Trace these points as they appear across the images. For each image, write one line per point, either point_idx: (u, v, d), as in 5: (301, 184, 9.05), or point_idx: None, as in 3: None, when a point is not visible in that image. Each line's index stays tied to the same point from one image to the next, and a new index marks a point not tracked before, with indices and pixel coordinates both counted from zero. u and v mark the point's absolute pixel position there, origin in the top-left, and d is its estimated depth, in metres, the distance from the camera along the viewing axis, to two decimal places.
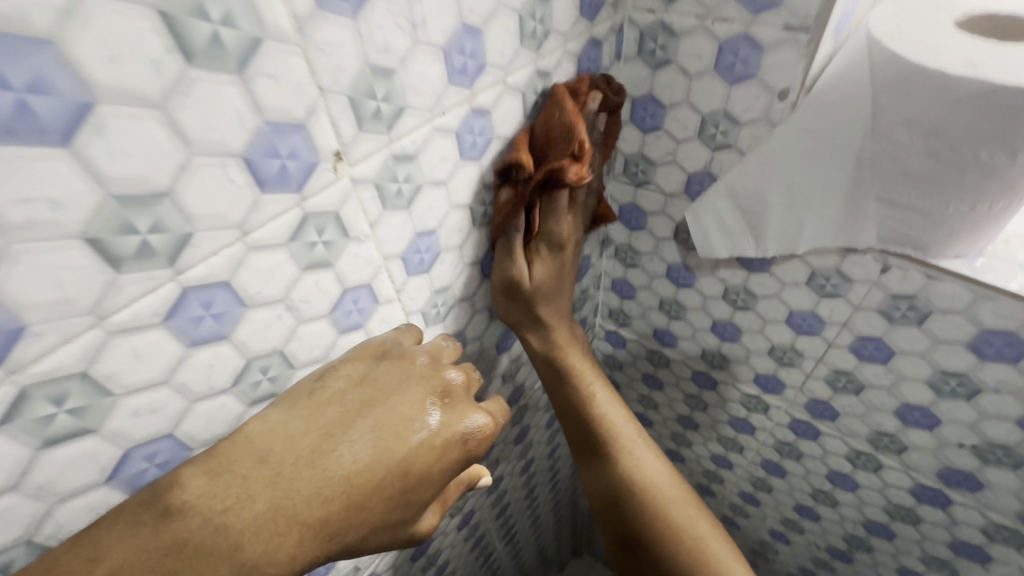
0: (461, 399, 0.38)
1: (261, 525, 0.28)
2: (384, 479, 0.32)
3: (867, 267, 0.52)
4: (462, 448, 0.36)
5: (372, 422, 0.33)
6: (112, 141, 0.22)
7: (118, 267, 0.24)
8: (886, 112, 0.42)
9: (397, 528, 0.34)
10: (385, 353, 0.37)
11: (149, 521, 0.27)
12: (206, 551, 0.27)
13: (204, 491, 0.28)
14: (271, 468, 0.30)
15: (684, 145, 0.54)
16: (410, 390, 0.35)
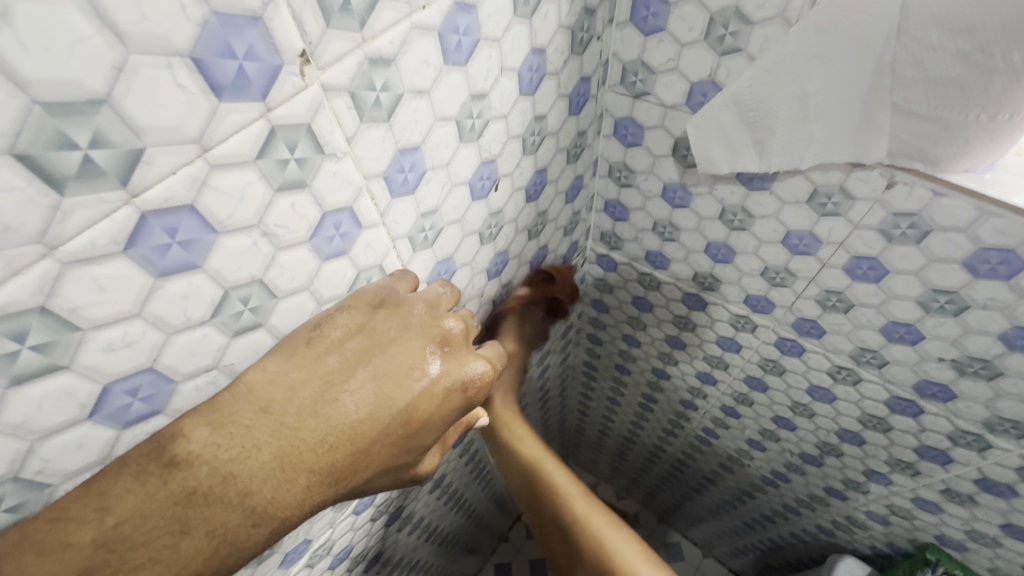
0: (462, 347, 0.37)
1: (269, 475, 0.28)
2: (387, 428, 0.32)
3: (872, 183, 0.50)
4: (462, 394, 0.35)
5: (373, 371, 0.32)
6: (25, 34, 0.18)
7: (61, 189, 0.21)
8: (918, 8, 0.37)
9: (397, 472, 0.35)
10: (384, 299, 0.35)
11: (154, 470, 0.26)
12: (214, 497, 0.27)
13: (210, 442, 0.27)
14: (274, 419, 0.29)
15: (688, 49, 0.49)
16: (409, 339, 0.34)
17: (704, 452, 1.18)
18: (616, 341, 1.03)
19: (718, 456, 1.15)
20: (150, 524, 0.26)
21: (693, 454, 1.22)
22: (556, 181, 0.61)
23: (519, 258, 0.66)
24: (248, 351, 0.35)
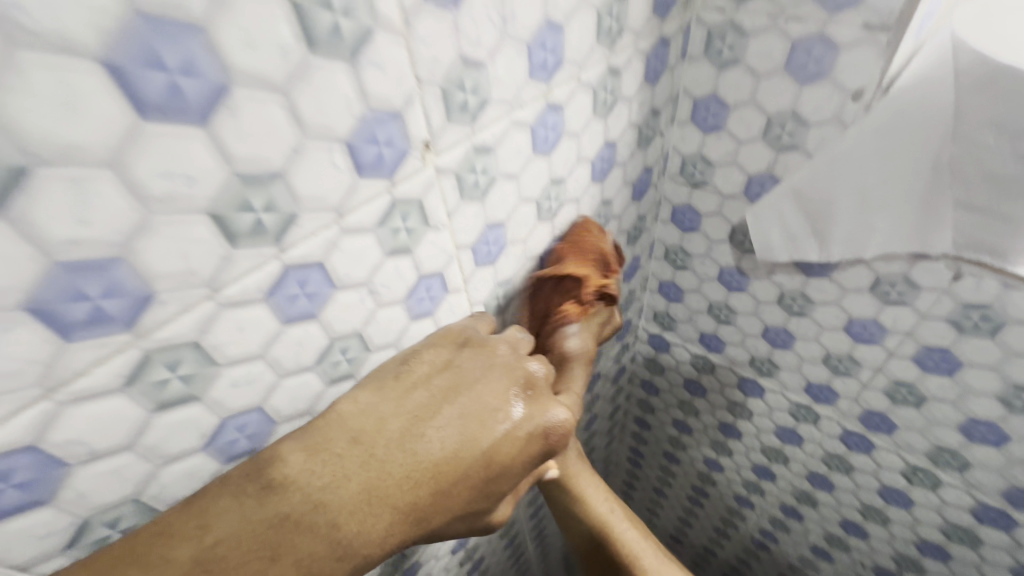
0: (543, 391, 0.38)
1: (355, 506, 0.30)
2: (467, 468, 0.33)
3: (937, 274, 0.50)
4: (542, 440, 0.37)
5: (458, 409, 0.34)
6: (241, 123, 0.23)
7: (233, 242, 0.26)
8: (968, 115, 0.40)
9: (469, 517, 0.36)
10: (467, 340, 0.38)
11: (254, 492, 0.28)
12: (305, 525, 0.28)
13: (305, 468, 0.29)
14: (364, 450, 0.31)
15: (746, 146, 0.53)
16: (493, 380, 0.36)
17: (762, 558, 1.08)
18: (666, 426, 1.00)
19: (778, 564, 1.05)
20: (245, 547, 0.27)
21: (749, 560, 1.12)
22: None
23: None
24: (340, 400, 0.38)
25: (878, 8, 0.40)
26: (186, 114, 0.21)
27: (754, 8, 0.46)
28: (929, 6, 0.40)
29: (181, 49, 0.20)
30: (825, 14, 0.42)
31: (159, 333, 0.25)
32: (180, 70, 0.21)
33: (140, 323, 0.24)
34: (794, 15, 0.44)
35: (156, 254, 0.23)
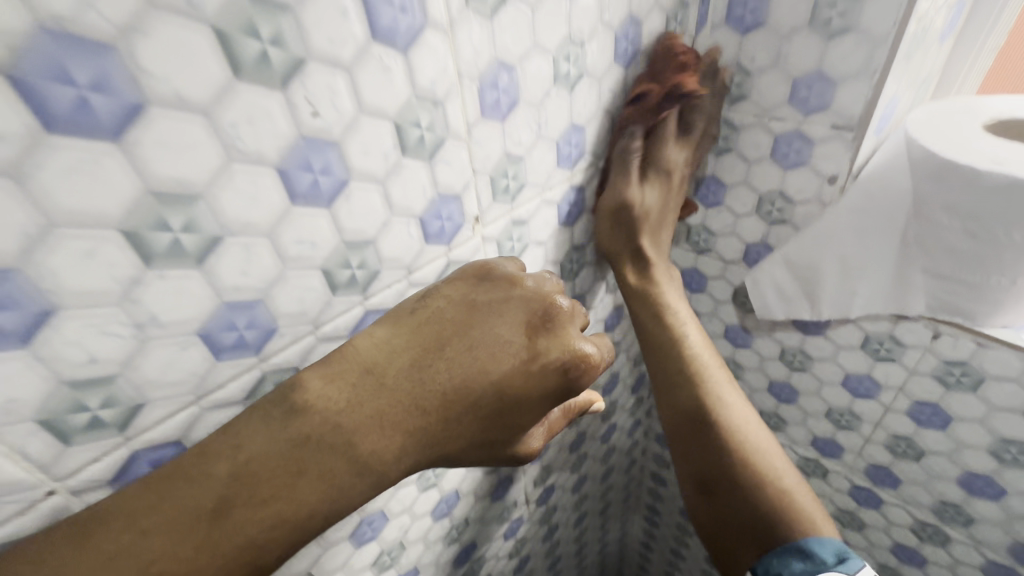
0: (567, 325, 0.35)
1: (371, 426, 0.29)
2: (481, 397, 0.32)
3: (919, 333, 0.56)
4: (562, 375, 0.33)
5: (472, 342, 0.32)
6: (352, 205, 0.32)
7: (334, 291, 0.34)
8: (926, 198, 0.48)
9: (492, 449, 0.34)
10: (489, 272, 0.35)
11: (277, 414, 0.28)
12: (326, 444, 0.28)
13: (323, 393, 0.29)
14: (376, 378, 0.30)
15: (743, 219, 0.62)
16: (510, 314, 0.34)
17: None
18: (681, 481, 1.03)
19: None
20: (272, 464, 0.27)
21: None
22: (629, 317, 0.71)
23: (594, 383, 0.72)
24: None
25: (842, 113, 0.49)
26: (318, 199, 0.30)
27: (742, 109, 0.55)
28: (883, 112, 0.50)
29: (323, 157, 0.29)
30: (800, 115, 0.52)
31: (275, 358, 0.33)
32: (321, 170, 0.30)
33: (264, 350, 0.32)
34: (775, 116, 0.53)
35: (283, 298, 0.32)
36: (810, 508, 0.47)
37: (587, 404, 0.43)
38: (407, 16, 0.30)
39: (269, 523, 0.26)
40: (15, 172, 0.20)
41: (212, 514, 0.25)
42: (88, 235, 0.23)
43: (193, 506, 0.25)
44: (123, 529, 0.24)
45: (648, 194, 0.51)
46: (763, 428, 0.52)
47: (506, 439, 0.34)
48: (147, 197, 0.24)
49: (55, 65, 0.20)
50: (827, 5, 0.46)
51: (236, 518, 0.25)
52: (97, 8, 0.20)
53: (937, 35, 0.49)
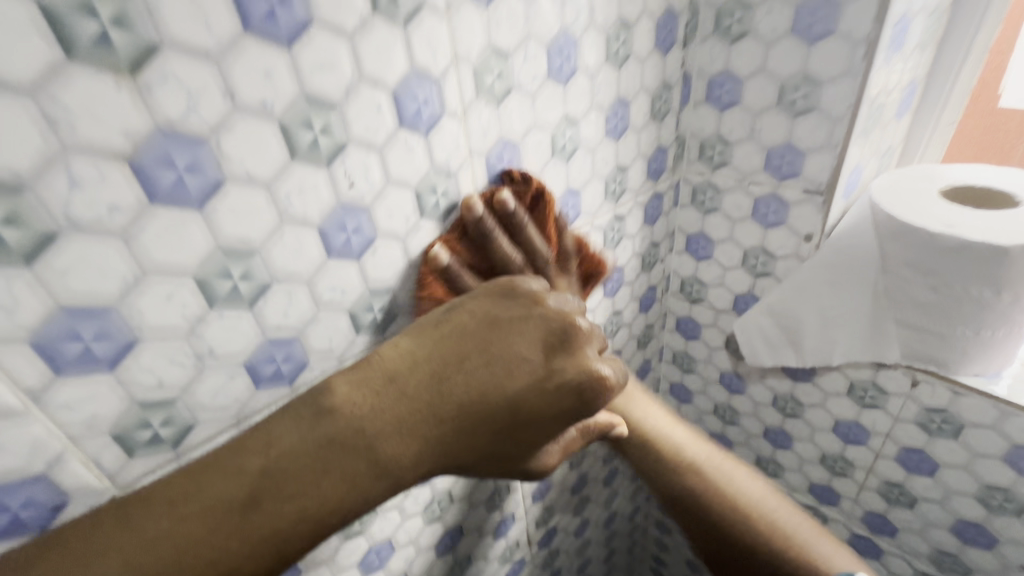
0: (582, 346, 0.37)
1: (393, 432, 0.32)
2: (495, 410, 0.34)
3: (899, 381, 0.59)
4: (574, 395, 0.35)
5: (489, 359, 0.35)
6: (377, 258, 0.38)
7: (358, 331, 0.39)
8: (891, 255, 0.53)
9: (503, 459, 0.37)
10: (511, 291, 0.37)
11: (309, 415, 0.31)
12: (349, 446, 0.31)
13: (351, 397, 0.32)
14: (397, 387, 0.33)
15: (731, 271, 0.67)
16: (528, 333, 0.36)
17: None
18: None
19: None
20: (304, 460, 0.30)
21: None
22: (628, 362, 0.75)
23: None
24: None
25: (812, 179, 0.55)
26: (350, 254, 0.36)
27: (724, 174, 0.61)
28: (849, 178, 0.56)
29: (356, 218, 0.36)
30: (776, 180, 0.58)
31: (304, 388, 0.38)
32: (353, 230, 0.36)
33: (296, 381, 0.37)
34: (754, 181, 0.59)
35: (316, 336, 0.37)
36: (796, 525, 0.52)
37: (606, 424, 0.43)
38: (428, 107, 0.37)
39: (294, 515, 0.29)
40: (124, 233, 0.26)
41: (241, 506, 0.28)
42: (170, 282, 0.29)
43: (220, 498, 0.28)
44: (161, 517, 0.27)
45: (518, 254, 0.42)
46: (742, 468, 0.57)
47: (517, 451, 0.37)
48: (216, 252, 0.30)
49: (163, 153, 0.26)
50: (792, 89, 0.52)
51: (263, 510, 0.29)
52: (198, 112, 0.27)
53: (892, 113, 0.56)
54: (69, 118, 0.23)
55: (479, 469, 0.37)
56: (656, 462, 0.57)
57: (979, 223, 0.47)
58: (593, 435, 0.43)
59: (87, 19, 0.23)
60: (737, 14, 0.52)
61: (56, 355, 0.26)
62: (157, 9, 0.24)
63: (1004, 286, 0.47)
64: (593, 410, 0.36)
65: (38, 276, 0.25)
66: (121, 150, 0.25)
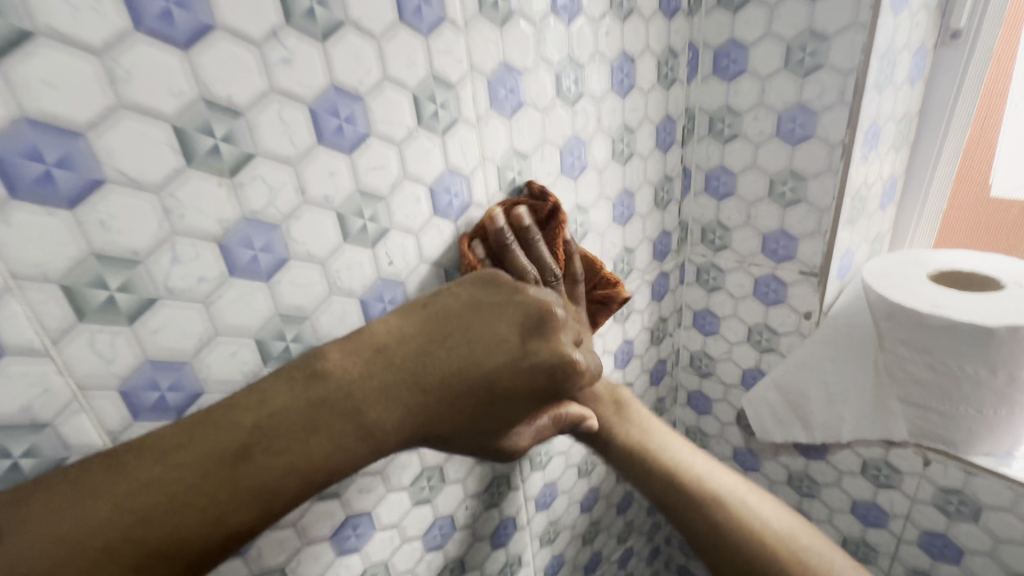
0: (558, 331, 0.38)
1: (374, 398, 0.33)
2: (475, 384, 0.36)
3: (911, 460, 0.60)
4: (547, 375, 0.38)
5: (471, 336, 0.36)
6: None
7: None
8: (887, 333, 0.55)
9: (479, 437, 0.38)
10: (492, 279, 0.38)
11: (302, 377, 0.32)
12: (337, 408, 0.32)
13: (341, 363, 0.33)
14: (385, 358, 0.34)
15: (737, 346, 0.70)
16: (507, 315, 0.37)
17: None
18: None
19: None
20: (293, 419, 0.31)
21: None
22: None
23: (608, 500, 0.75)
24: (419, 519, 0.50)
25: (806, 262, 0.60)
26: None
27: (725, 256, 0.66)
28: (841, 261, 0.60)
29: (392, 291, 0.41)
30: (773, 262, 0.63)
31: None
32: (389, 301, 0.41)
33: None
34: (753, 262, 0.64)
35: None
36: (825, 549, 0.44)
37: (581, 416, 0.44)
38: (459, 198, 0.43)
39: (280, 470, 0.30)
40: (205, 299, 0.32)
41: (237, 455, 0.29)
42: (235, 341, 0.34)
43: (218, 447, 0.29)
44: (154, 462, 0.28)
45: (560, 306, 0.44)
46: (781, 505, 0.48)
47: (494, 428, 0.38)
48: (275, 317, 0.35)
49: (244, 236, 0.32)
50: (780, 182, 0.58)
51: (256, 462, 0.30)
52: (275, 204, 0.33)
53: (875, 203, 0.62)
54: (180, 209, 0.30)
55: (457, 446, 0.38)
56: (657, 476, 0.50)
57: (965, 304, 0.50)
58: (566, 425, 0.43)
59: (204, 137, 0.29)
60: (727, 119, 0.60)
61: (137, 401, 0.31)
62: (255, 129, 0.31)
63: (998, 364, 0.49)
64: (568, 390, 0.39)
65: (135, 332, 0.30)
66: (213, 233, 0.31)
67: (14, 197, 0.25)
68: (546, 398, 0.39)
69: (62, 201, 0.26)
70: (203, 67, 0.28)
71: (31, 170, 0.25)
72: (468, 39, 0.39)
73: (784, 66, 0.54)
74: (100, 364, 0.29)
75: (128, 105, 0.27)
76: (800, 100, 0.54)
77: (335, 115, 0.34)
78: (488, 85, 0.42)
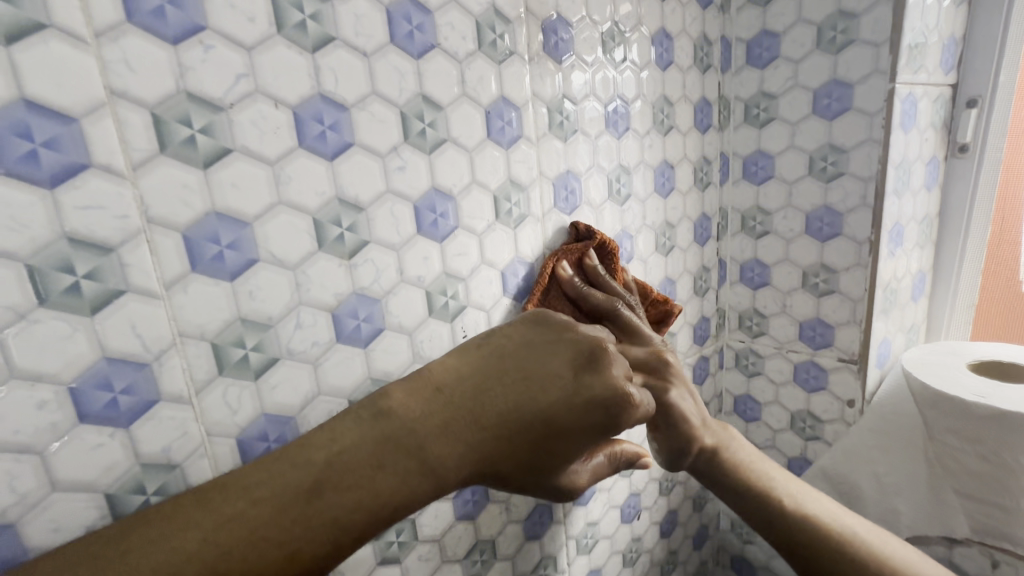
0: (614, 366, 0.35)
1: (432, 433, 0.32)
2: (530, 423, 0.33)
3: (978, 561, 0.59)
4: (606, 413, 0.34)
5: (522, 373, 0.34)
6: None
7: None
8: (933, 423, 0.56)
9: (542, 476, 0.35)
10: (544, 318, 0.37)
11: (367, 415, 0.32)
12: (402, 446, 0.31)
13: (403, 401, 0.33)
14: (442, 396, 0.33)
15: (780, 433, 0.71)
16: (558, 351, 0.35)
17: None
18: None
19: None
20: (361, 456, 0.31)
21: None
22: (685, 524, 0.75)
23: None
24: None
25: (845, 349, 0.63)
26: None
27: (763, 342, 0.69)
28: (879, 350, 0.63)
29: None
30: (811, 349, 0.65)
31: None
32: None
33: None
34: (791, 348, 0.67)
35: None
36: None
37: (636, 454, 0.41)
38: (526, 282, 0.48)
39: (350, 506, 0.30)
40: (314, 360, 0.37)
41: (307, 493, 0.30)
42: (333, 400, 0.38)
43: (292, 485, 0.30)
44: (238, 498, 0.29)
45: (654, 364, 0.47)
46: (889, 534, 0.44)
47: (555, 470, 0.35)
48: (366, 380, 0.40)
49: (352, 308, 0.38)
50: (813, 274, 0.63)
51: (325, 500, 0.29)
52: (379, 282, 0.39)
53: (907, 296, 0.65)
54: (308, 283, 0.36)
55: (519, 487, 0.36)
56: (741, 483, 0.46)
57: (1010, 393, 0.51)
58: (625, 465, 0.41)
59: (335, 228, 0.36)
60: (758, 217, 0.66)
61: (248, 450, 0.35)
62: (373, 222, 0.38)
63: None
64: (625, 428, 0.35)
65: (257, 387, 0.35)
66: (330, 305, 0.37)
67: (194, 271, 0.31)
68: (607, 437, 0.35)
69: (226, 274, 0.32)
70: (341, 174, 0.36)
71: (210, 249, 0.32)
72: (538, 152, 0.47)
73: (808, 173, 0.61)
74: (227, 414, 0.34)
75: (285, 202, 0.34)
76: (826, 202, 0.60)
77: (433, 210, 0.41)
78: (553, 187, 0.49)
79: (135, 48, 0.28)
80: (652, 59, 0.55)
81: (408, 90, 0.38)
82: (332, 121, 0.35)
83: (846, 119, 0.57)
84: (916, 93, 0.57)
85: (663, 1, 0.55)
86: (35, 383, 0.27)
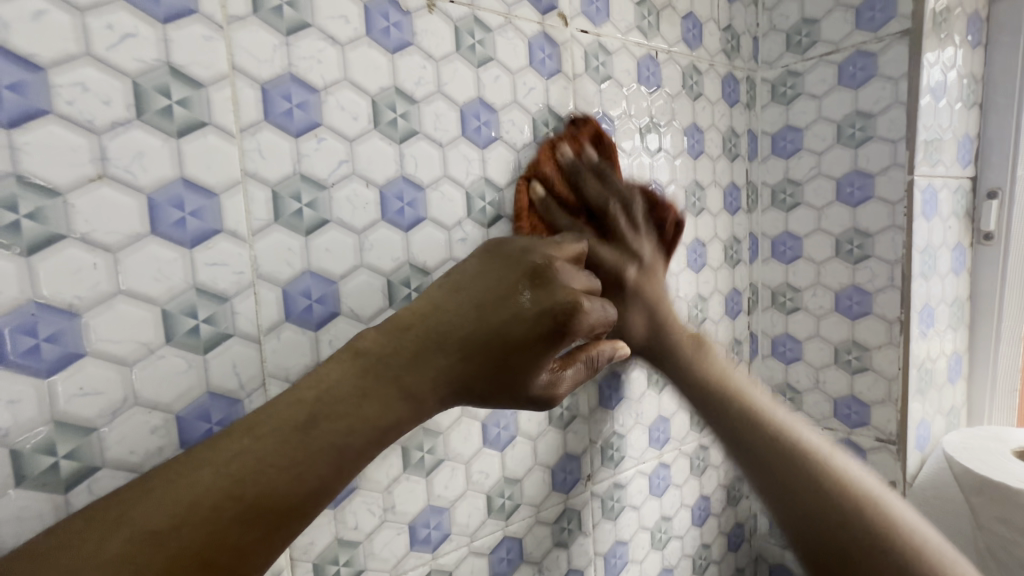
0: (557, 278, 0.36)
1: (401, 361, 0.33)
2: (490, 344, 0.35)
3: None
4: (554, 320, 0.35)
5: (475, 298, 0.35)
6: (513, 452, 0.49)
7: (490, 514, 0.48)
8: (981, 510, 0.54)
9: (516, 393, 0.37)
10: (499, 246, 0.38)
11: (345, 354, 0.33)
12: (383, 376, 0.33)
13: (377, 337, 0.34)
14: (405, 330, 0.34)
15: None
16: (505, 273, 0.36)
17: None
18: None
19: None
20: (347, 386, 0.32)
21: None
22: None
23: None
24: None
25: (882, 428, 0.63)
26: (495, 445, 0.48)
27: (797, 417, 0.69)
28: (918, 432, 0.62)
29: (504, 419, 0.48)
30: (847, 426, 0.65)
31: (442, 558, 0.45)
32: (503, 427, 0.48)
33: (438, 549, 0.45)
34: (827, 425, 0.67)
35: (461, 511, 0.46)
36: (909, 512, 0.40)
37: (613, 351, 0.42)
38: None
39: (345, 431, 0.32)
40: None
41: (302, 425, 0.31)
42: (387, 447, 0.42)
43: (289, 417, 0.31)
44: (242, 436, 0.30)
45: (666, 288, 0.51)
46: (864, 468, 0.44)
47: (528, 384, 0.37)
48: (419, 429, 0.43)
49: None
50: (845, 351, 0.65)
51: (322, 428, 0.31)
52: None
53: (943, 377, 0.65)
54: None
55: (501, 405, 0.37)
56: (768, 450, 0.45)
57: None
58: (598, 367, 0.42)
59: (404, 289, 0.41)
60: (789, 294, 0.68)
61: None
62: None
63: None
64: (575, 334, 0.36)
65: None
66: None
67: (287, 320, 0.36)
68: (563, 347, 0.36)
69: (312, 325, 0.37)
70: (413, 243, 0.42)
71: (302, 303, 0.37)
72: None
73: (835, 254, 0.64)
74: None
75: (367, 265, 0.40)
76: (854, 282, 0.63)
77: None
78: None
79: (267, 140, 0.35)
80: (684, 148, 0.61)
81: (474, 173, 0.44)
82: (410, 199, 0.41)
83: (869, 206, 0.61)
84: (936, 184, 0.61)
85: (695, 100, 0.61)
86: (153, 410, 0.32)
